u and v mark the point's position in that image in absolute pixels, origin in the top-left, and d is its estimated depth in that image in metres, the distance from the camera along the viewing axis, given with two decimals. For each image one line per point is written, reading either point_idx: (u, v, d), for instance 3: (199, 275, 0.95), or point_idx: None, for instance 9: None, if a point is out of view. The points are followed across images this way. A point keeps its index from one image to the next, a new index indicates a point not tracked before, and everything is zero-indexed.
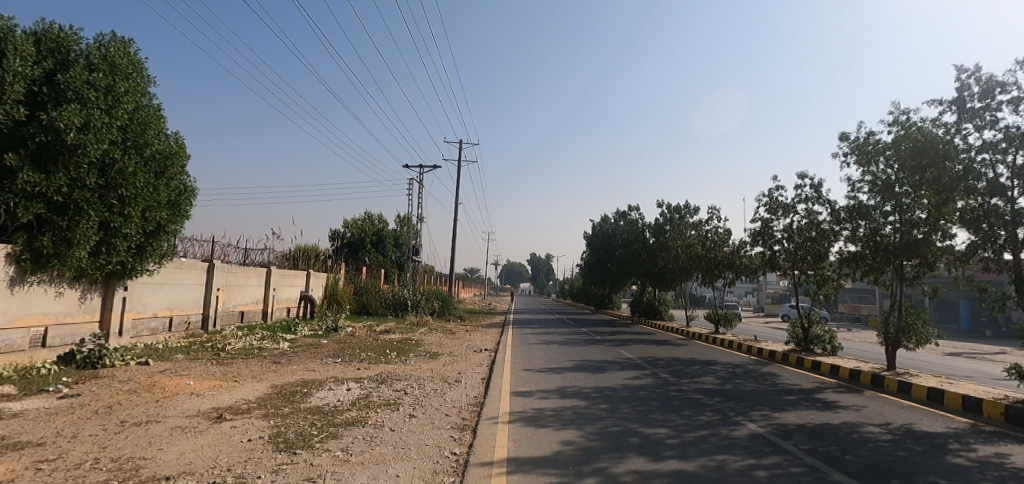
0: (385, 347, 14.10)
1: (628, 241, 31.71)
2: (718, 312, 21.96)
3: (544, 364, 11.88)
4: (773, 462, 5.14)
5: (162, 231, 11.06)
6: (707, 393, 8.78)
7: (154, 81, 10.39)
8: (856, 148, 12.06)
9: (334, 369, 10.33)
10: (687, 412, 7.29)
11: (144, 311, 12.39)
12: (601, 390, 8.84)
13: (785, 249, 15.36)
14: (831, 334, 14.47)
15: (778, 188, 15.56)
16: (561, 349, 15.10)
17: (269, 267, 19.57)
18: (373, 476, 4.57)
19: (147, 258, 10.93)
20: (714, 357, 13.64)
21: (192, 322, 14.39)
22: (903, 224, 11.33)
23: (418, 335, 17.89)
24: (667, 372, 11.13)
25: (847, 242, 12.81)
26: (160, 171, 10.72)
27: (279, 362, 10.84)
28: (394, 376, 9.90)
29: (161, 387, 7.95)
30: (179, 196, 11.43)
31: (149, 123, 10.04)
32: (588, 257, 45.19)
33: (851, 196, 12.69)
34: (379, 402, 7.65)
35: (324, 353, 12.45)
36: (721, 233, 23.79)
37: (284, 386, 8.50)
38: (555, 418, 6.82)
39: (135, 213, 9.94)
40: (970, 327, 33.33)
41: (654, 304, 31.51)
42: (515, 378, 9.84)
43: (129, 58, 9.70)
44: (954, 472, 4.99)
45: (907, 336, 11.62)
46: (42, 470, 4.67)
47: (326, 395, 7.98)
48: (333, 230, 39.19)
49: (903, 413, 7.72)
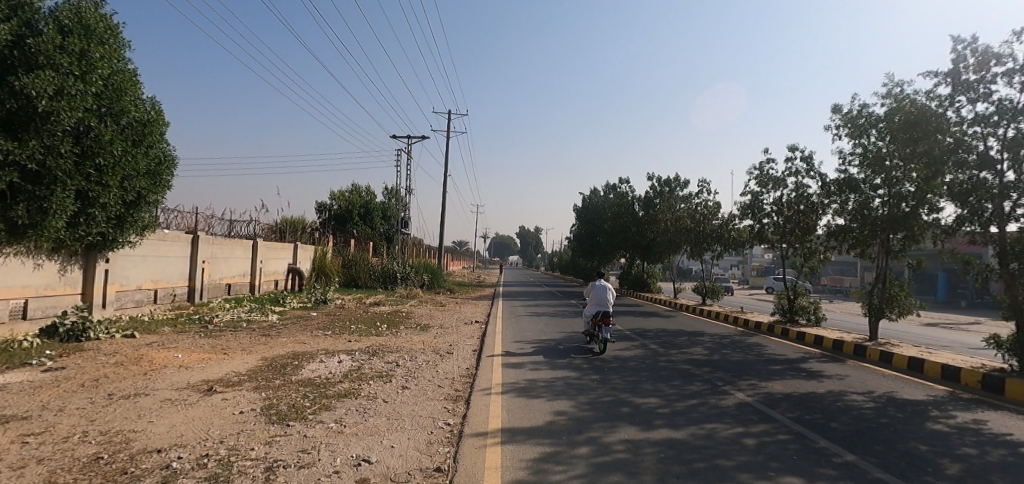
0: (375, 319, 14.06)
1: (617, 214, 31.65)
2: (705, 285, 22.15)
3: (533, 336, 11.94)
4: (762, 430, 5.22)
5: (143, 201, 10.85)
6: (696, 363, 8.90)
7: (129, 45, 10.05)
8: (848, 121, 12.07)
9: (325, 341, 10.31)
10: (676, 381, 7.40)
11: (128, 283, 12.23)
12: (592, 361, 8.89)
13: (774, 222, 15.46)
14: (816, 305, 14.66)
15: (769, 162, 15.60)
16: (551, 321, 15.20)
17: (255, 239, 19.33)
18: (367, 448, 4.58)
19: (128, 230, 10.77)
20: (702, 329, 13.80)
21: (177, 295, 14.23)
22: (892, 197, 11.44)
23: (409, 308, 17.92)
24: (657, 343, 11.25)
25: (835, 216, 12.93)
26: (138, 138, 10.45)
27: (268, 334, 10.82)
28: (385, 347, 9.90)
29: (149, 360, 7.87)
30: (159, 166, 11.18)
31: (125, 90, 9.75)
32: (577, 230, 45.19)
33: (842, 169, 12.74)
34: (371, 374, 7.65)
35: (313, 325, 12.44)
36: (710, 207, 23.88)
37: (274, 358, 8.46)
38: (546, 388, 6.87)
39: (113, 182, 9.72)
40: (948, 299, 34.25)
41: (642, 277, 31.86)
42: (505, 350, 9.86)
43: (103, 19, 9.34)
44: (936, 437, 5.12)
45: (890, 307, 11.77)
46: (29, 443, 4.62)
47: (317, 367, 7.96)
48: (321, 202, 38.79)
49: (884, 382, 7.89)
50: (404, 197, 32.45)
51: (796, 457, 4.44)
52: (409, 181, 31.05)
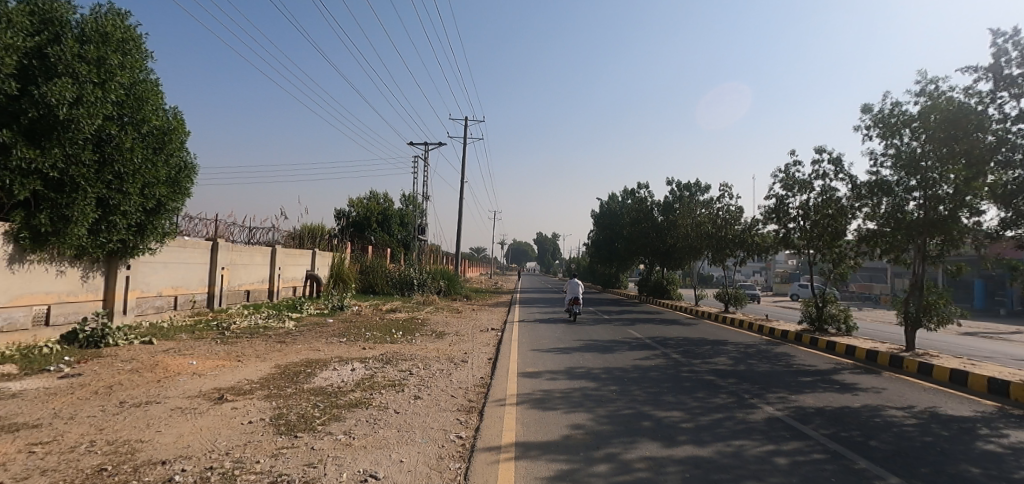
0: (391, 326, 13.92)
1: (636, 220, 31.16)
2: (728, 292, 21.61)
3: (551, 344, 11.66)
4: (794, 448, 4.91)
5: (163, 209, 10.88)
6: (721, 374, 8.55)
7: (153, 56, 10.15)
8: (880, 121, 11.64)
9: (340, 349, 10.18)
10: (700, 393, 7.09)
11: (149, 289, 12.28)
12: (611, 371, 8.60)
13: (800, 227, 14.99)
14: (846, 313, 14.14)
15: (794, 164, 15.16)
16: (569, 329, 14.90)
17: (274, 246, 19.44)
18: (375, 462, 4.38)
19: (148, 237, 10.80)
20: (726, 337, 13.37)
21: (197, 301, 14.28)
22: (928, 201, 10.97)
23: (425, 314, 17.77)
24: (679, 352, 10.90)
25: (866, 220, 12.46)
26: (158, 146, 10.47)
27: (284, 341, 10.75)
28: (399, 355, 9.73)
29: (164, 367, 7.80)
30: (179, 174, 11.22)
31: (146, 99, 9.79)
32: (595, 236, 44.72)
33: (873, 171, 12.29)
34: (384, 383, 7.47)
35: (329, 332, 12.37)
36: (733, 211, 23.26)
37: (288, 366, 8.33)
38: (563, 400, 6.62)
39: (134, 190, 9.75)
40: (984, 306, 33.15)
41: (662, 283, 31.38)
42: (522, 359, 9.59)
43: (126, 30, 9.45)
44: (987, 458, 4.74)
45: (928, 316, 11.19)
46: (35, 453, 4.52)
47: (330, 376, 7.80)
48: (339, 209, 39.06)
49: (925, 396, 7.46)
50: (422, 203, 32.45)
51: (834, 479, 4.12)
52: (426, 187, 31.02)
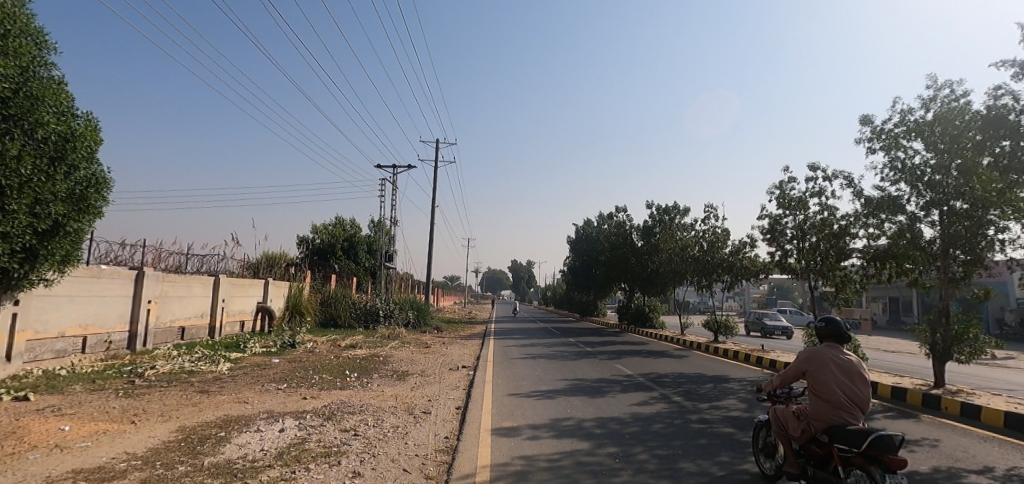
0: (344, 367, 12.01)
1: (615, 244, 29.92)
2: (717, 320, 20.24)
3: (531, 386, 9.98)
4: None
5: (62, 231, 9.01)
6: (738, 425, 7.01)
7: (51, 48, 8.52)
8: (879, 134, 10.66)
9: (273, 400, 8.35)
10: (724, 457, 5.52)
11: (46, 330, 10.26)
12: (606, 424, 6.98)
13: (797, 249, 13.78)
14: (853, 343, 12.87)
15: (789, 181, 14.07)
16: (549, 365, 13.26)
17: (218, 276, 17.45)
18: None
19: (41, 265, 8.89)
20: (725, 373, 11.93)
21: (114, 341, 12.23)
22: (944, 218, 9.71)
23: (388, 350, 15.86)
24: (680, 394, 9.35)
25: (875, 240, 11.26)
26: (59, 157, 8.68)
27: (206, 391, 8.86)
28: (345, 407, 7.95)
29: (19, 437, 5.88)
30: (87, 189, 9.38)
31: (42, 98, 8.07)
32: (571, 262, 43.29)
33: (879, 187, 11.17)
34: (316, 451, 5.70)
35: (268, 376, 10.46)
36: (718, 233, 21.93)
37: (195, 428, 6.50)
38: (551, 473, 4.97)
39: (20, 206, 7.96)
40: None
41: (644, 310, 30.07)
42: (496, 409, 7.91)
43: (18, 16, 7.89)
44: None
45: (958, 347, 9.89)
46: None
47: (247, 441, 6.02)
48: (301, 236, 37.01)
49: (993, 450, 6.04)
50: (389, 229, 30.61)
51: None
52: (393, 211, 29.29)
